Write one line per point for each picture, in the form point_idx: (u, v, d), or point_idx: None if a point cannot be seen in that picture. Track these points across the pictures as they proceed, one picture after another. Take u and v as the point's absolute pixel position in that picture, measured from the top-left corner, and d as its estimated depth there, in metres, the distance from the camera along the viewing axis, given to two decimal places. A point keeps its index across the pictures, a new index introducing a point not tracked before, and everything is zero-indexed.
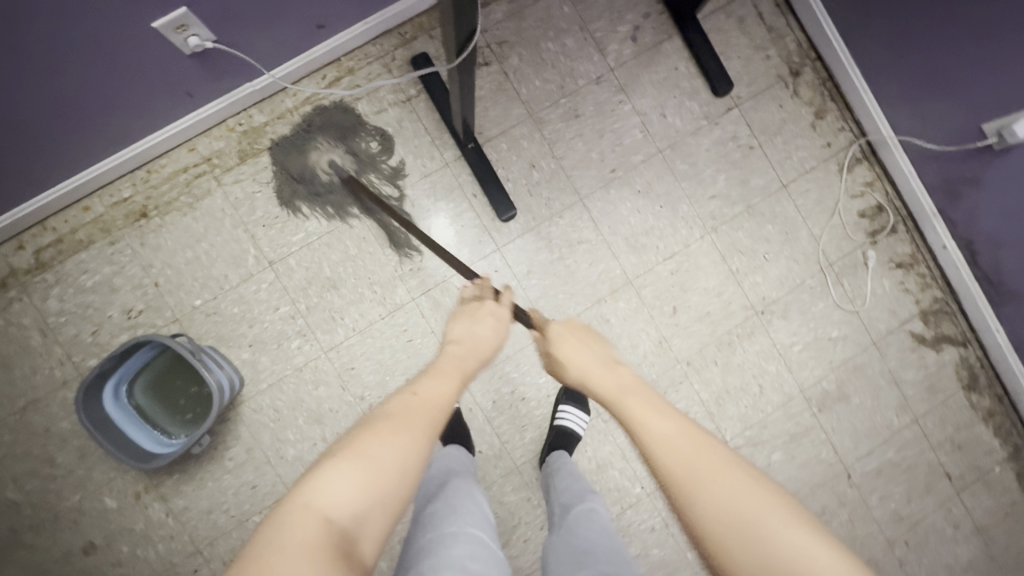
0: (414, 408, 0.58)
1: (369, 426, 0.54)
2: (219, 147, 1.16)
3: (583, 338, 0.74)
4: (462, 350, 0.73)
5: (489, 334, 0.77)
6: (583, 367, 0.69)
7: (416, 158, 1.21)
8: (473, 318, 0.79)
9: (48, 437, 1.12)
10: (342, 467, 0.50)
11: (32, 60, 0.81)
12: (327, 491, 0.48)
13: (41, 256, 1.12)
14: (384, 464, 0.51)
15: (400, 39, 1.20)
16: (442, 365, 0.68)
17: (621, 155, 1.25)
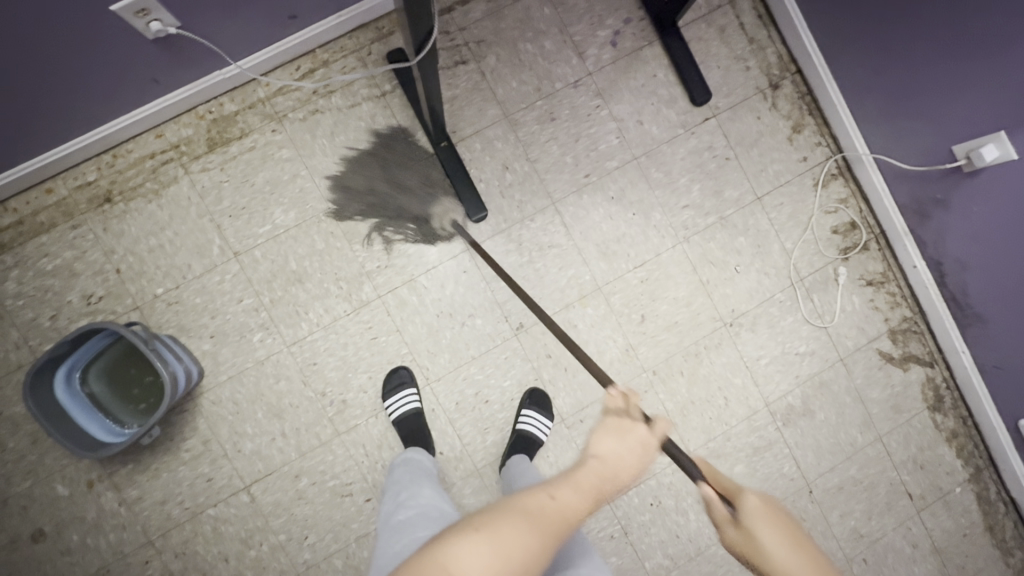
0: (548, 515, 0.53)
1: (501, 516, 0.52)
2: (187, 134, 1.15)
3: (779, 520, 0.53)
4: (604, 472, 0.59)
5: (637, 465, 0.61)
6: (782, 562, 0.49)
7: (388, 154, 1.19)
8: (621, 437, 0.61)
9: (0, 421, 1.11)
10: (473, 547, 0.49)
11: None
12: (457, 574, 0.47)
13: (1, 237, 1.11)
14: (514, 562, 0.49)
15: (376, 34, 1.19)
16: (583, 477, 0.58)
17: (596, 160, 1.25)
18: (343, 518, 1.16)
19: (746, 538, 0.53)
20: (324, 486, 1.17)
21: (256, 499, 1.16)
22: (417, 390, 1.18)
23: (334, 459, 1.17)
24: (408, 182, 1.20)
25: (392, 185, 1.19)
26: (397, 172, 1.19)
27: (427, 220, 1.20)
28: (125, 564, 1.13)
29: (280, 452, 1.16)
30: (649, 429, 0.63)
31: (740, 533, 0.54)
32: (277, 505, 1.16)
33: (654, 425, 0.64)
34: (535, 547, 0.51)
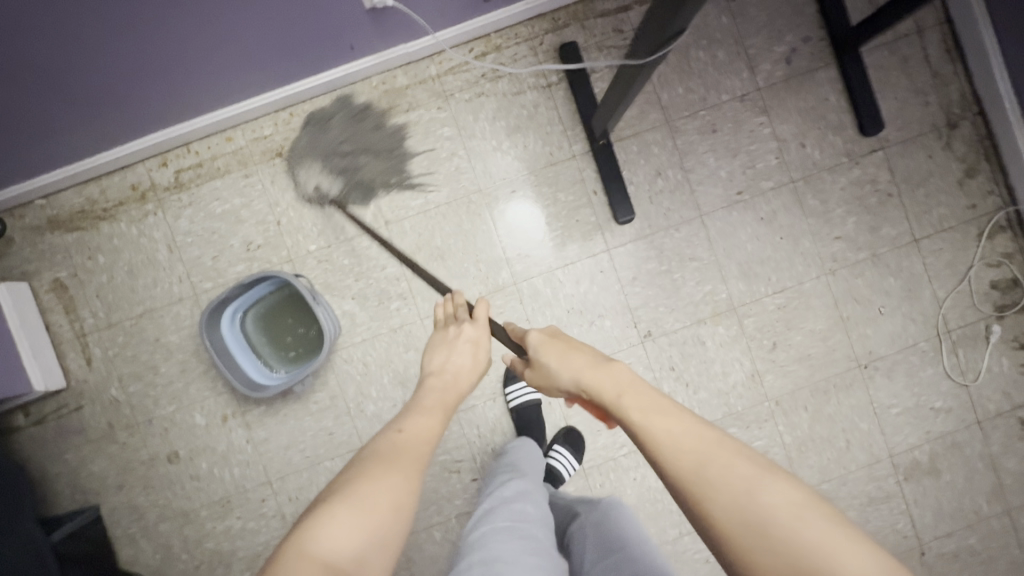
0: (398, 446, 0.70)
1: (357, 477, 0.64)
2: (360, 102, 1.19)
3: (555, 349, 0.77)
4: (443, 386, 0.86)
5: (466, 364, 0.89)
6: (562, 377, 0.74)
7: (544, 145, 1.20)
8: (450, 349, 0.91)
9: (156, 347, 1.18)
10: (339, 515, 0.58)
11: None
12: (326, 538, 0.56)
13: (180, 176, 1.18)
14: (378, 502, 0.61)
15: (551, 24, 1.19)
16: (427, 404, 0.81)
17: (751, 178, 1.22)
18: (450, 492, 1.20)
19: (542, 370, 0.78)
20: (435, 458, 1.20)
21: None
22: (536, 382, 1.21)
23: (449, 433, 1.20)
24: (399, 163, 1.19)
25: (360, 164, 1.18)
26: (365, 144, 1.19)
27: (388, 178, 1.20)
28: (245, 498, 1.20)
29: None
30: (474, 327, 0.94)
31: (538, 369, 0.79)
32: None
33: (472, 329, 0.93)
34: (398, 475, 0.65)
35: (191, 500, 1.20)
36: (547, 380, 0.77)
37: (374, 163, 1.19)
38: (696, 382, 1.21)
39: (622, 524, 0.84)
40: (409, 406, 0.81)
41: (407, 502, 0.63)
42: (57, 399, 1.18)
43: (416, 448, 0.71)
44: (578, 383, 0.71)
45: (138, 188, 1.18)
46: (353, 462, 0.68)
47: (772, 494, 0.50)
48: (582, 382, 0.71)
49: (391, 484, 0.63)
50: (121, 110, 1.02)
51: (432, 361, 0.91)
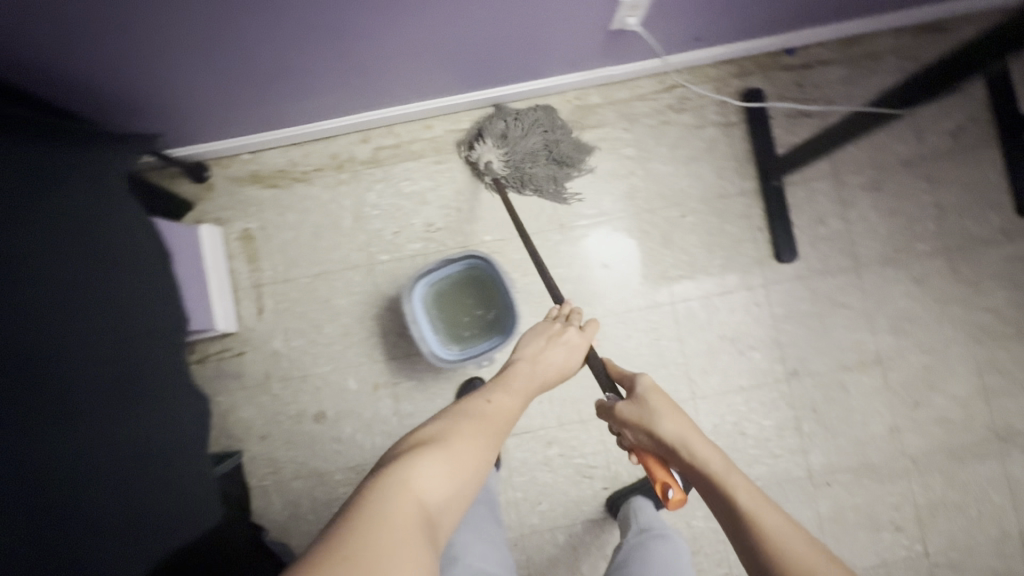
0: (488, 417, 0.77)
1: (454, 433, 0.70)
2: (552, 112, 1.27)
3: (664, 402, 0.80)
4: (533, 373, 0.90)
5: (557, 364, 0.93)
6: (666, 424, 0.78)
7: (717, 178, 1.27)
8: (549, 341, 0.95)
9: (325, 307, 1.24)
10: (437, 464, 0.64)
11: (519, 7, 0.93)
12: (423, 479, 0.62)
13: (377, 153, 1.26)
14: (469, 463, 0.67)
15: (738, 70, 1.28)
16: (514, 383, 0.87)
17: (908, 238, 1.27)
18: (579, 496, 1.22)
19: (641, 411, 0.81)
20: (571, 460, 1.23)
21: (509, 451, 1.23)
22: None
23: (587, 437, 1.23)
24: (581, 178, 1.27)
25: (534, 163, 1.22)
26: (542, 150, 1.22)
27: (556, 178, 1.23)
28: None
29: (543, 415, 1.24)
30: (577, 335, 0.97)
31: (636, 407, 0.82)
32: (524, 464, 1.23)
33: (575, 334, 0.97)
34: (483, 448, 0.71)
35: (327, 461, 1.22)
36: (647, 422, 0.80)
37: (535, 167, 1.22)
38: (834, 427, 1.24)
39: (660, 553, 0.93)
40: (494, 383, 0.87)
41: (480, 477, 0.68)
42: (223, 341, 1.23)
43: (498, 423, 0.77)
44: (682, 439, 0.77)
45: (337, 158, 1.26)
46: (445, 417, 0.75)
47: None
48: (687, 442, 0.76)
49: (478, 454, 0.69)
50: (359, 89, 1.11)
51: (524, 347, 0.95)
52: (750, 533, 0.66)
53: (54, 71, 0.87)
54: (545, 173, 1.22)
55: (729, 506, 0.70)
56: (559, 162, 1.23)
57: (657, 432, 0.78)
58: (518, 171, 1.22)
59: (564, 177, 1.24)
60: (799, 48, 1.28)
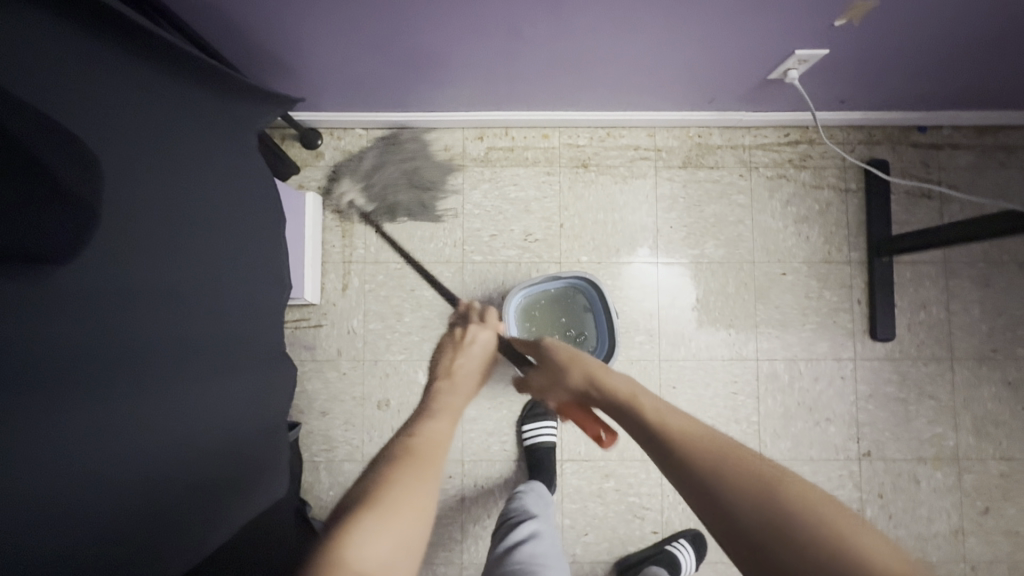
0: (422, 453, 0.65)
1: (386, 484, 0.58)
2: (671, 145, 1.25)
3: (568, 353, 0.82)
4: (463, 380, 0.85)
5: (479, 362, 0.89)
6: (573, 373, 0.79)
7: (825, 243, 1.24)
8: (458, 351, 0.91)
9: (408, 296, 1.23)
10: (363, 523, 0.52)
11: (690, 41, 0.91)
12: (354, 547, 0.50)
13: (490, 152, 1.25)
14: (405, 517, 0.54)
15: (866, 137, 1.26)
16: (445, 404, 0.79)
17: (1009, 341, 1.23)
18: (626, 536, 1.19)
19: (553, 371, 0.84)
20: (625, 497, 1.20)
21: (564, 476, 1.20)
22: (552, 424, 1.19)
23: (646, 477, 1.20)
24: (687, 217, 1.24)
25: (398, 189, 1.24)
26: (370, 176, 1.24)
27: (413, 197, 1.24)
28: None
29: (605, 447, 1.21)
30: (485, 326, 0.95)
31: (546, 369, 0.85)
32: (578, 491, 1.20)
33: (476, 330, 0.93)
34: (423, 496, 0.59)
35: None
36: (559, 378, 0.82)
37: (397, 195, 1.24)
38: (899, 518, 1.20)
39: None
40: (425, 407, 0.79)
41: (427, 527, 0.57)
42: (302, 310, 1.22)
43: (435, 452, 0.66)
44: (588, 373, 0.77)
45: (449, 150, 1.25)
46: (369, 466, 0.64)
47: (856, 529, 0.44)
48: (593, 375, 0.76)
49: (415, 502, 0.57)
50: (497, 88, 1.09)
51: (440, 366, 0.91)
52: (672, 448, 0.56)
53: (223, 21, 0.87)
54: (410, 198, 1.24)
55: (637, 420, 0.63)
56: (419, 186, 1.24)
57: (572, 387, 0.79)
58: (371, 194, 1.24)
59: (431, 199, 1.24)
60: (933, 127, 1.25)
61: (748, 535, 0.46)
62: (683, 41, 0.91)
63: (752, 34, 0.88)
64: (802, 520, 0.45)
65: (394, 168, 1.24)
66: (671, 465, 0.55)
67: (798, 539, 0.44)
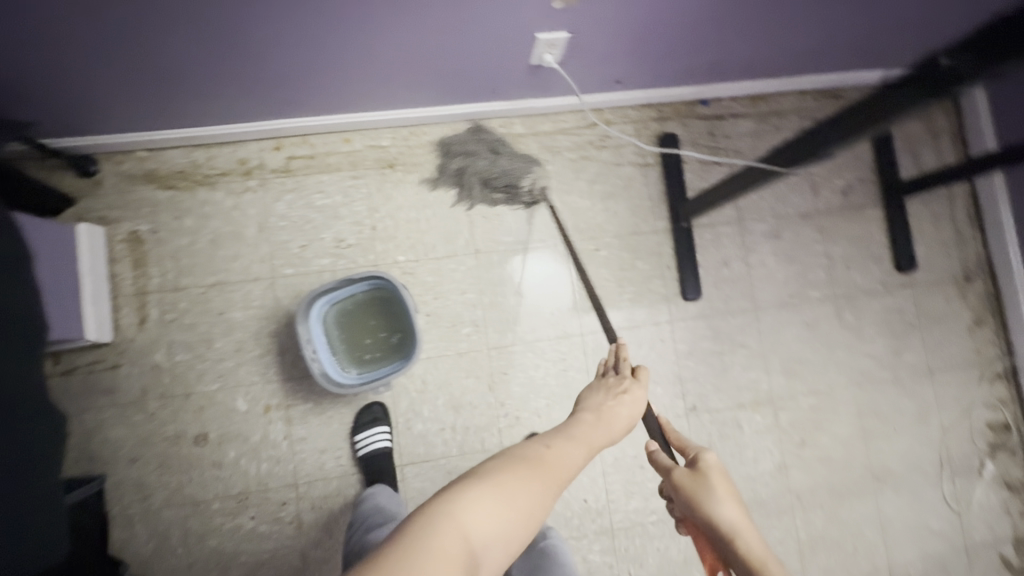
0: (549, 461, 0.70)
1: (501, 470, 0.66)
2: (475, 138, 1.27)
3: (727, 487, 0.67)
4: (595, 423, 0.82)
5: (625, 413, 0.84)
6: (712, 501, 0.65)
7: (631, 215, 1.31)
8: (611, 396, 0.87)
9: (217, 320, 1.16)
10: (485, 500, 0.61)
11: (434, 32, 0.92)
12: (472, 521, 0.58)
13: (290, 162, 1.21)
14: (520, 502, 0.63)
15: (656, 114, 1.34)
16: (577, 430, 0.80)
17: (802, 285, 1.36)
18: None
19: (694, 481, 0.68)
20: None
21: (406, 481, 1.18)
22: (389, 429, 1.16)
23: None
24: (501, 204, 1.27)
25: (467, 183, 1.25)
26: (481, 179, 1.25)
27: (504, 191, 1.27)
28: (264, 496, 1.14)
29: (444, 444, 1.20)
30: (637, 388, 0.88)
31: (682, 471, 0.69)
32: (422, 494, 1.18)
33: (635, 385, 0.89)
34: (537, 491, 0.66)
35: (205, 489, 1.12)
36: (697, 502, 0.66)
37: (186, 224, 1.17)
38: (729, 464, 1.28)
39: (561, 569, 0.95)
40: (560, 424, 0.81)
41: (534, 520, 0.64)
42: (95, 352, 1.12)
43: (557, 472, 0.70)
44: (736, 532, 0.62)
45: (245, 164, 1.20)
46: (504, 453, 0.70)
47: None
48: (716, 474, 0.68)
49: (532, 494, 0.65)
50: (270, 96, 1.06)
51: (586, 396, 0.88)
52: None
53: None
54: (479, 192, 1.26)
55: None
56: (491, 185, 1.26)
57: (708, 515, 0.64)
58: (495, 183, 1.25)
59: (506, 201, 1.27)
60: (713, 99, 1.36)
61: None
62: (427, 33, 0.93)
63: (490, 22, 0.91)
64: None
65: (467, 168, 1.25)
66: None
67: None
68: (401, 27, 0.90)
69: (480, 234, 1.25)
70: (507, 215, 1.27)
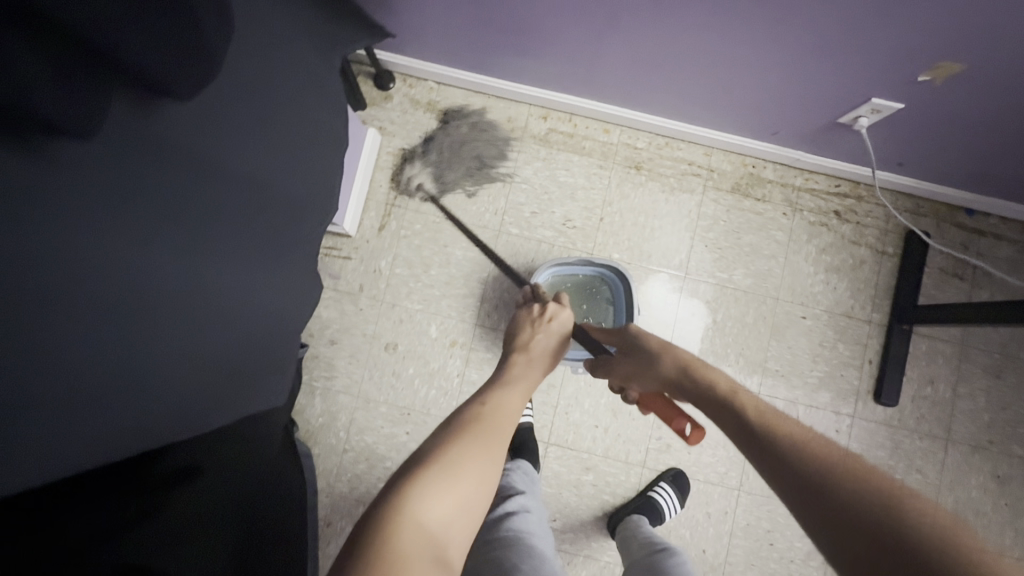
0: (492, 424, 0.70)
1: (450, 449, 0.64)
2: (724, 168, 1.28)
3: (655, 335, 0.80)
4: (527, 364, 0.85)
5: (552, 345, 0.88)
6: (654, 362, 0.76)
7: (851, 297, 1.26)
8: (537, 328, 0.90)
9: (439, 251, 1.25)
10: (434, 485, 0.58)
11: (773, 67, 0.93)
12: (425, 503, 0.56)
13: (550, 133, 1.28)
14: (472, 478, 0.61)
15: (914, 207, 1.27)
16: (512, 379, 0.81)
17: (1007, 436, 1.24)
18: (592, 530, 1.20)
19: (631, 356, 0.80)
20: (601, 493, 1.21)
21: (546, 458, 1.22)
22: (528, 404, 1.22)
23: (625, 480, 1.22)
24: (726, 239, 1.27)
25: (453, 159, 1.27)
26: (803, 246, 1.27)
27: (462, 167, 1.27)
28: (423, 419, 1.22)
29: (591, 441, 1.22)
30: (558, 310, 0.92)
31: (625, 357, 0.81)
32: (556, 477, 1.21)
33: (559, 308, 0.92)
34: (488, 464, 0.64)
35: (378, 391, 1.23)
36: (635, 367, 0.78)
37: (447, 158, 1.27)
38: None
39: (678, 565, 0.89)
40: (500, 375, 0.82)
41: (491, 486, 0.64)
42: (336, 239, 1.25)
43: (501, 425, 0.71)
44: (684, 358, 0.73)
45: (511, 122, 1.28)
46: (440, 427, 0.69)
47: (806, 437, 0.53)
48: (642, 341, 0.80)
49: (484, 466, 0.64)
50: (575, 72, 1.12)
51: (516, 340, 0.90)
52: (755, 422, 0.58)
53: None
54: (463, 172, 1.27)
55: (735, 416, 0.61)
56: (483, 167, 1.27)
57: (660, 369, 0.74)
58: (484, 171, 1.27)
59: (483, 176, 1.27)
60: (980, 212, 1.27)
61: (860, 534, 0.43)
62: (765, 66, 0.94)
63: (834, 74, 0.91)
64: (910, 535, 0.41)
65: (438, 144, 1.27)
66: (770, 469, 0.53)
67: (815, 471, 0.49)
68: (747, 53, 0.92)
69: (696, 260, 1.26)
70: (728, 252, 1.26)
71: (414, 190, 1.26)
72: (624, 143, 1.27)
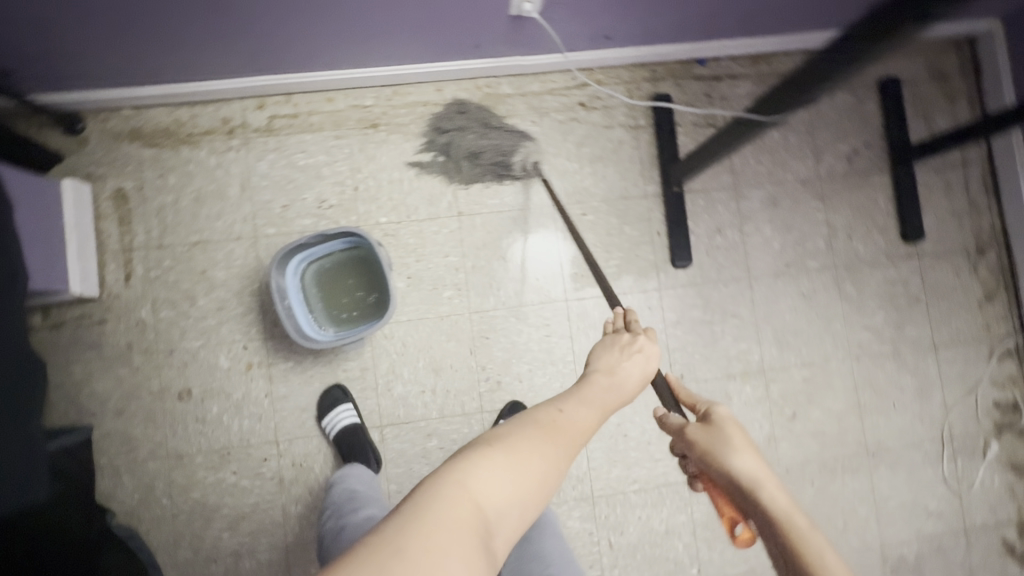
0: (560, 426, 0.68)
1: (514, 434, 0.64)
2: (461, 98, 1.25)
3: (743, 437, 0.73)
4: (608, 386, 0.80)
5: (636, 373, 0.83)
6: (740, 458, 0.70)
7: (621, 179, 1.27)
8: (625, 353, 0.87)
9: (200, 279, 1.17)
10: (494, 469, 0.59)
11: None
12: (482, 486, 0.57)
13: (272, 121, 1.20)
14: (529, 468, 0.61)
15: (651, 74, 1.29)
16: (591, 396, 0.77)
17: (800, 255, 1.30)
18: None
19: (712, 440, 0.73)
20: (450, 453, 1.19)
21: (384, 441, 1.18)
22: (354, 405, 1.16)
23: (469, 432, 1.20)
24: (486, 166, 1.24)
25: (461, 134, 1.24)
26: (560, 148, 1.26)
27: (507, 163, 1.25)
28: (245, 453, 1.15)
29: (423, 406, 1.19)
30: (648, 343, 0.89)
31: (705, 436, 0.74)
32: (401, 455, 1.18)
33: (650, 343, 0.88)
34: (547, 455, 0.64)
35: (188, 443, 1.15)
36: (714, 451, 0.72)
37: (171, 183, 1.18)
38: None
39: (553, 543, 0.95)
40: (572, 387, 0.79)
41: (548, 483, 0.62)
42: (83, 307, 1.14)
43: (571, 434, 0.69)
44: (755, 483, 0.68)
45: (228, 123, 1.19)
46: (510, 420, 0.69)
47: None
48: (727, 428, 0.74)
49: (542, 459, 0.63)
50: (245, 50, 1.04)
51: (598, 359, 0.86)
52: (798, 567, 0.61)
53: None
54: (487, 140, 1.24)
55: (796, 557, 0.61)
56: (489, 127, 1.24)
57: (729, 468, 0.70)
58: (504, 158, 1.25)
59: (508, 145, 1.25)
60: (710, 59, 1.30)
61: None
62: None
63: None
64: None
65: (462, 134, 1.23)
66: None
67: None
68: None
69: (464, 197, 1.23)
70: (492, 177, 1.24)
71: (531, 166, 1.26)
72: (350, 105, 1.22)
